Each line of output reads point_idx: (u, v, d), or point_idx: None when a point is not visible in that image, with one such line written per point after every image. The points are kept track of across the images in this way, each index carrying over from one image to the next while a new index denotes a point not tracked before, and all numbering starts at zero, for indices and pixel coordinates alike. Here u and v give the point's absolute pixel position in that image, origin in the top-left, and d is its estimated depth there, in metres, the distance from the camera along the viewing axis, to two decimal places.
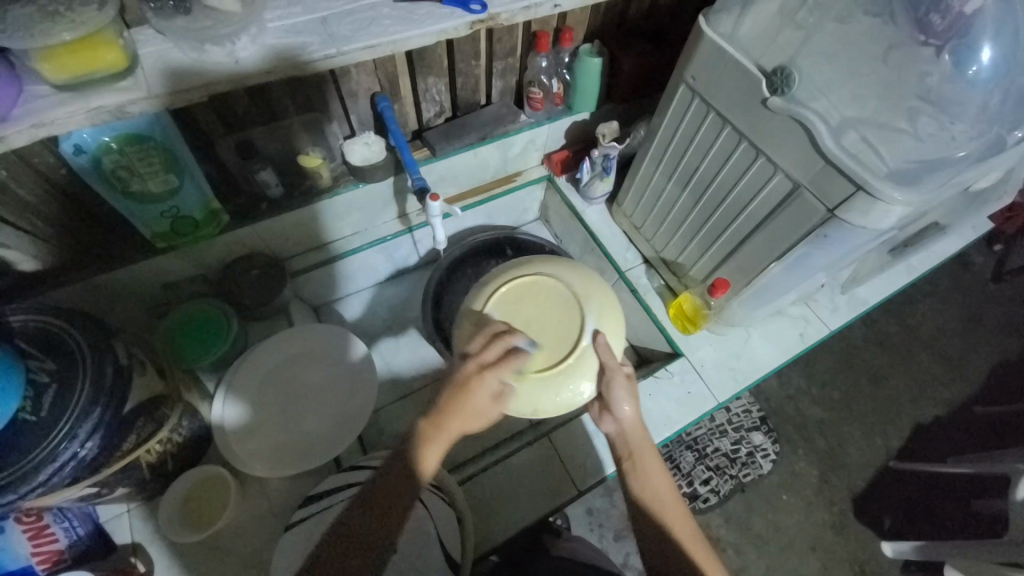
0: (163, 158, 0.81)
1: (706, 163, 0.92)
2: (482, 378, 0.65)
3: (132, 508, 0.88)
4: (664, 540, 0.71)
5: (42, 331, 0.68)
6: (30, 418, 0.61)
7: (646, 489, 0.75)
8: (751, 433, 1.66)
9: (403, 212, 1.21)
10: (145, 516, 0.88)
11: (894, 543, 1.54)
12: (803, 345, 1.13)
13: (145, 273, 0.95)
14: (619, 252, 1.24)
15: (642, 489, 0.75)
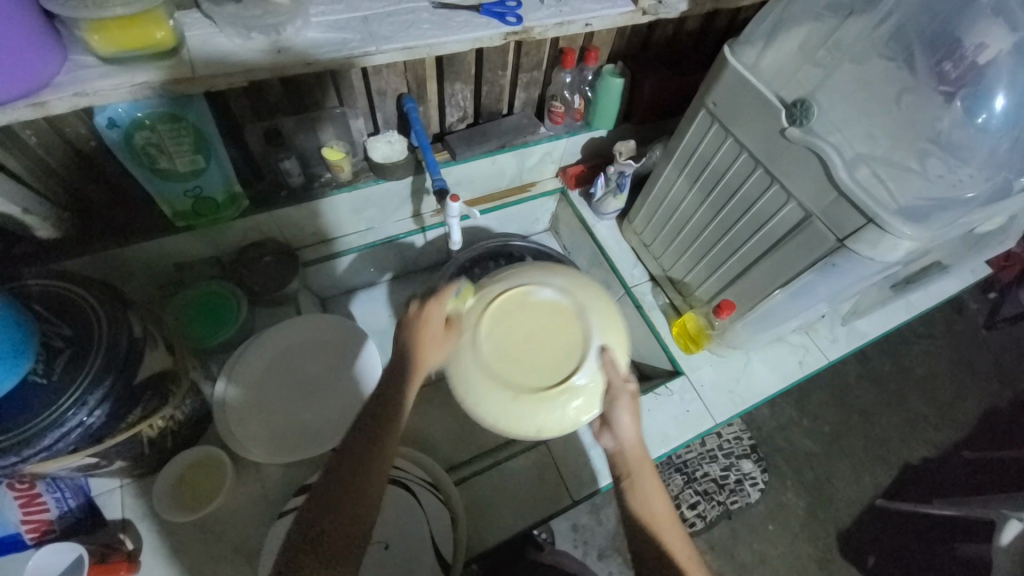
0: (193, 139, 0.83)
1: (716, 190, 0.95)
2: (427, 311, 0.74)
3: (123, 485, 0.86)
4: (655, 555, 0.70)
5: (58, 296, 0.68)
6: (41, 380, 0.61)
7: (642, 505, 0.74)
8: (741, 460, 1.66)
9: (418, 212, 1.23)
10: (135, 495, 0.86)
11: None
12: (802, 372, 1.15)
13: (160, 251, 0.96)
14: (626, 269, 1.26)
15: (638, 505, 0.74)
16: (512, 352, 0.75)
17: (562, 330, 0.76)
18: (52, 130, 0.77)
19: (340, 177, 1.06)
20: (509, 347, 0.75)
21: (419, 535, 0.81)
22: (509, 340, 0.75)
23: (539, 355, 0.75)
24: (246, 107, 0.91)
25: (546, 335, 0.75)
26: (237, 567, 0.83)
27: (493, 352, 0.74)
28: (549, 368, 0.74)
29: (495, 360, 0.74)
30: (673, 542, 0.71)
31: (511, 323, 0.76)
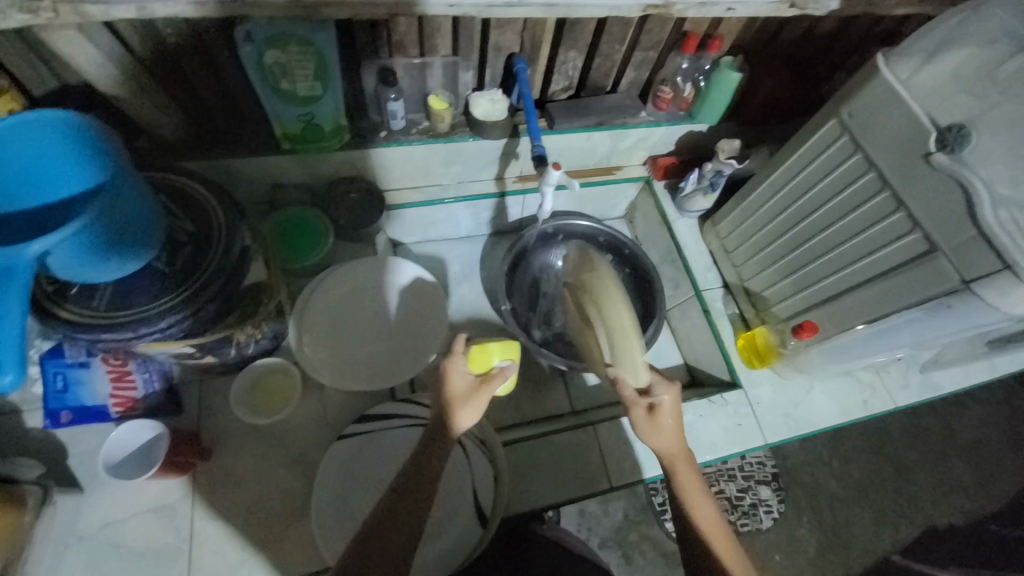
0: (316, 65, 0.85)
1: (828, 207, 0.91)
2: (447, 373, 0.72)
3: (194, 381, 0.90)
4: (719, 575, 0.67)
5: (183, 194, 0.72)
6: (164, 267, 0.67)
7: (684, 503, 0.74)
8: (759, 486, 1.65)
9: (502, 175, 1.22)
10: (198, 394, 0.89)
11: None
12: (864, 412, 1.10)
13: (263, 169, 0.99)
14: (700, 270, 1.22)
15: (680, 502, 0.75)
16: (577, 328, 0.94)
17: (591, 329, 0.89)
18: (189, 31, 0.80)
19: (438, 128, 1.06)
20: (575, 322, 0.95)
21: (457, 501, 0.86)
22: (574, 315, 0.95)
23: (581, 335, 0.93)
24: (368, 43, 0.92)
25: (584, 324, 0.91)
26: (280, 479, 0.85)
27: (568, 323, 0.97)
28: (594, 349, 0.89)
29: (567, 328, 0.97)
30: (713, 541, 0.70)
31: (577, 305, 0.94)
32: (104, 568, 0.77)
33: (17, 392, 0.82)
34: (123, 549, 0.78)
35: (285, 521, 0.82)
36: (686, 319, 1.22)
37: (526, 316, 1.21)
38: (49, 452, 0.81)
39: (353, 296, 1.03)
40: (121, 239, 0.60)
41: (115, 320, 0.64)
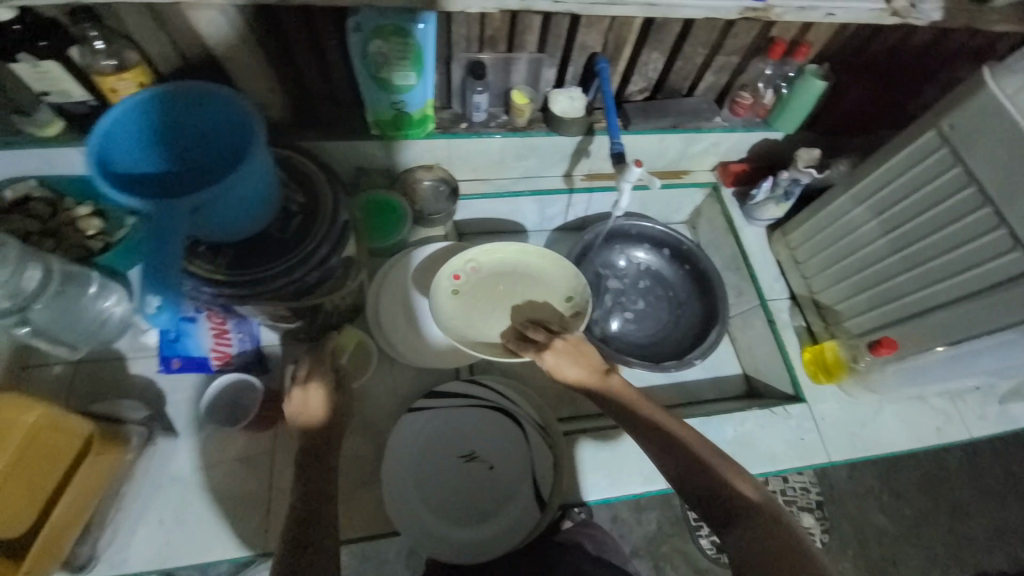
0: (414, 55, 0.89)
1: (918, 223, 0.90)
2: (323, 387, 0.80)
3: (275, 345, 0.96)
4: (704, 476, 0.67)
5: (295, 168, 0.78)
6: (279, 234, 0.72)
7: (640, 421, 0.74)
8: (801, 513, 1.53)
9: (570, 172, 1.24)
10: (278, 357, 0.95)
11: None
12: (936, 440, 1.05)
13: (350, 151, 1.05)
14: (768, 280, 1.19)
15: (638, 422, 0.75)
16: (500, 311, 0.99)
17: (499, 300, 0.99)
18: (305, 20, 0.86)
19: (516, 122, 1.09)
20: (493, 308, 1.00)
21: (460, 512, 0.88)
22: (480, 314, 0.99)
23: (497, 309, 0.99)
24: (462, 37, 0.96)
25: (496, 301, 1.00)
26: (351, 441, 0.91)
27: (479, 329, 0.97)
28: (528, 306, 1.00)
29: (481, 335, 0.96)
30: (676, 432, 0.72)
31: (486, 298, 1.00)
32: (193, 508, 0.83)
33: (127, 341, 0.93)
34: (208, 492, 0.84)
35: (355, 483, 0.87)
36: (748, 328, 1.20)
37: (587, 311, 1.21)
38: (152, 396, 0.89)
39: (419, 277, 1.05)
40: (254, 198, 0.65)
41: (236, 278, 0.70)
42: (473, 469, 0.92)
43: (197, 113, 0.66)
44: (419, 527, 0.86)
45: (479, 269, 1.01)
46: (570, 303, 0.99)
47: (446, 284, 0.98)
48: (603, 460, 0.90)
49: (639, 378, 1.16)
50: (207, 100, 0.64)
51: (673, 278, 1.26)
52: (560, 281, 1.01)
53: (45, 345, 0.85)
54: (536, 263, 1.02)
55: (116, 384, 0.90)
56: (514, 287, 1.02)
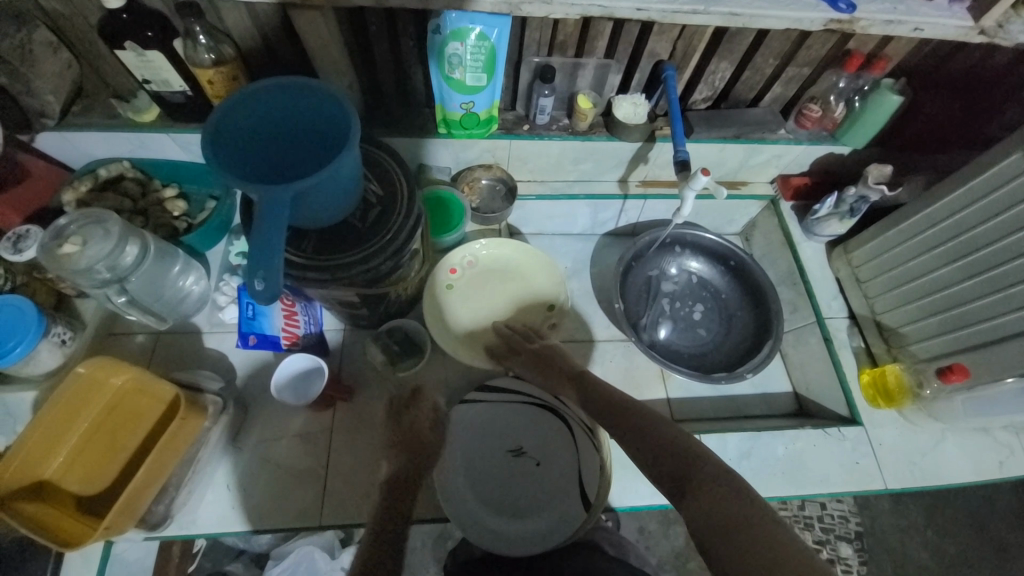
0: (488, 57, 0.91)
1: (997, 246, 0.86)
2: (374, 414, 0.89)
3: (336, 328, 1.00)
4: (639, 433, 0.69)
5: (374, 161, 0.82)
6: (359, 224, 0.76)
7: (595, 393, 0.80)
8: (840, 542, 1.47)
9: (625, 177, 1.25)
10: (340, 341, 0.99)
11: None
12: (999, 475, 1.00)
13: (416, 148, 1.09)
14: (825, 298, 1.16)
15: (589, 395, 0.80)
16: (486, 307, 1.06)
17: (488, 294, 1.07)
18: (386, 21, 0.91)
19: (577, 126, 1.10)
20: (482, 304, 1.07)
21: (506, 507, 0.91)
22: (471, 307, 1.06)
23: (488, 301, 1.07)
24: (534, 41, 0.98)
25: (484, 293, 1.08)
26: None
27: (467, 322, 1.05)
28: (514, 306, 1.07)
29: (469, 328, 1.04)
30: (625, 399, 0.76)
31: (479, 292, 1.08)
32: (257, 478, 0.88)
33: (205, 317, 0.99)
34: (269, 464, 0.89)
35: None
36: (801, 345, 1.17)
37: (635, 316, 1.21)
38: (224, 370, 0.95)
39: (463, 275, 1.08)
40: (347, 188, 0.69)
41: (318, 264, 0.73)
42: (521, 464, 0.94)
43: (299, 107, 0.70)
44: (466, 515, 0.88)
45: (474, 265, 1.09)
46: (552, 310, 1.07)
47: (442, 278, 1.06)
48: None
49: (685, 389, 1.15)
50: (311, 97, 0.69)
51: (725, 290, 1.24)
52: (551, 283, 1.09)
53: (136, 315, 0.90)
54: (529, 262, 1.10)
55: (192, 356, 0.96)
56: (504, 285, 1.09)
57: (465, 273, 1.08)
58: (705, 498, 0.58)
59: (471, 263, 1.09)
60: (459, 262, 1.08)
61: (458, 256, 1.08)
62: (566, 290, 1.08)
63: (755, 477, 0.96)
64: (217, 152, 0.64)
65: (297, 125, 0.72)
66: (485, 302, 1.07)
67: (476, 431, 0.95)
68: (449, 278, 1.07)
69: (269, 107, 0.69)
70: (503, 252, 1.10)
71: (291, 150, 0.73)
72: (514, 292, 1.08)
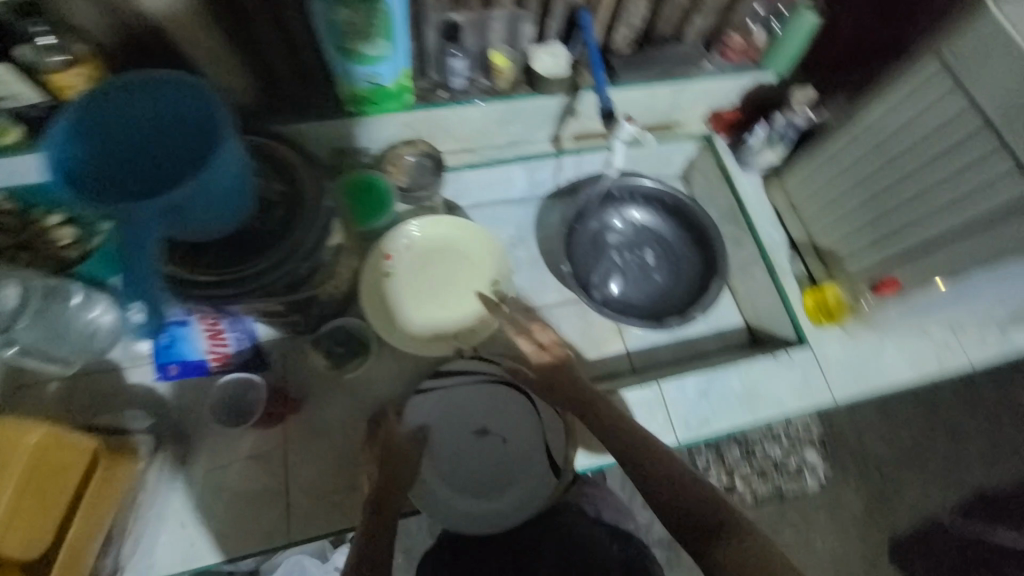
0: (384, 22, 0.83)
1: (918, 157, 0.88)
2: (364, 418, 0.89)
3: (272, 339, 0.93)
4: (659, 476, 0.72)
5: (271, 156, 0.74)
6: (262, 227, 0.70)
7: (609, 424, 0.81)
8: (809, 451, 1.43)
9: (557, 134, 1.20)
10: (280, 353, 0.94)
11: None
12: (937, 371, 1.06)
13: (330, 133, 1.00)
14: (764, 228, 1.16)
15: (601, 424, 0.81)
16: (431, 292, 1.01)
17: (432, 277, 1.02)
18: None
19: (497, 86, 1.05)
20: (424, 291, 1.01)
21: (479, 485, 0.91)
22: (414, 293, 1.00)
23: (432, 284, 1.01)
24: None
25: (428, 276, 1.01)
26: (360, 429, 0.91)
27: (413, 312, 0.99)
28: (460, 287, 1.02)
29: (418, 317, 0.99)
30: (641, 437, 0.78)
31: (420, 276, 1.01)
32: (213, 508, 0.83)
33: (122, 352, 0.91)
34: (223, 491, 0.85)
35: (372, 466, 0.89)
36: (747, 278, 1.19)
37: (585, 276, 1.20)
38: (154, 404, 0.88)
39: (400, 261, 1.01)
40: (233, 194, 0.62)
41: (224, 277, 0.67)
42: (487, 444, 0.93)
43: (176, 104, 0.65)
44: (439, 502, 0.88)
45: (410, 248, 1.02)
46: (495, 287, 1.02)
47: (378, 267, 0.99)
48: None
49: (643, 338, 1.17)
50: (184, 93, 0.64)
51: (671, 235, 1.24)
52: (489, 260, 1.03)
53: (36, 360, 0.83)
54: (466, 238, 1.04)
55: (116, 396, 0.89)
56: (445, 266, 1.02)
57: (402, 259, 1.01)
58: (728, 551, 0.63)
59: (409, 247, 1.02)
60: (395, 247, 1.01)
61: (394, 241, 1.01)
62: (508, 265, 1.03)
63: (715, 413, 0.99)
64: (75, 141, 0.60)
65: (175, 122, 0.66)
66: (430, 287, 1.01)
67: (438, 416, 0.92)
68: (386, 266, 0.99)
69: (140, 104, 0.64)
70: (444, 231, 1.03)
71: (170, 151, 0.66)
72: (459, 271, 1.03)
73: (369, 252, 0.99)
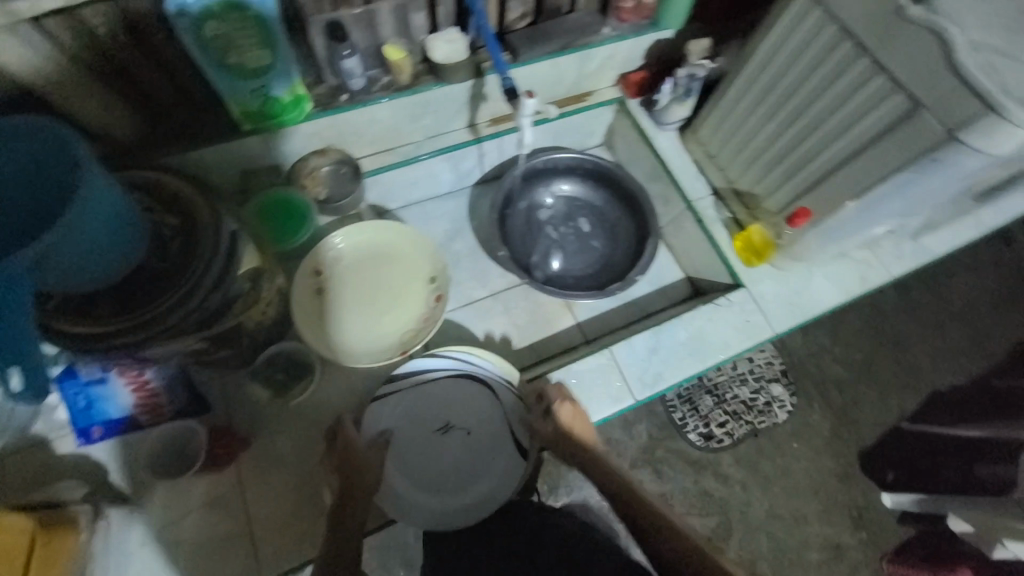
0: (258, 31, 0.80)
1: (805, 89, 0.92)
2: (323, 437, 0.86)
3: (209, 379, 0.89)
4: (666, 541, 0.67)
5: (165, 191, 0.72)
6: (158, 265, 0.67)
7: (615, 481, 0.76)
8: (770, 384, 1.42)
9: (473, 121, 1.18)
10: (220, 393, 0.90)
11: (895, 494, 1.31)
12: (862, 288, 1.13)
13: (231, 155, 0.96)
14: (688, 181, 1.19)
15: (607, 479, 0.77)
16: (370, 301, 0.98)
17: (368, 285, 0.99)
18: None
19: (399, 81, 1.02)
20: (361, 300, 0.98)
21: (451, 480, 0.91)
22: (352, 305, 0.97)
23: (369, 292, 0.99)
24: None
25: (365, 286, 0.99)
26: (318, 453, 0.89)
27: (355, 324, 0.97)
28: (398, 290, 1.00)
29: (360, 329, 0.97)
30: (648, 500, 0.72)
31: (356, 286, 0.99)
32: (177, 561, 0.81)
33: (42, 423, 0.84)
34: (184, 544, 0.82)
35: None
36: (680, 232, 1.22)
37: (525, 258, 1.20)
38: (90, 472, 0.83)
39: (332, 275, 0.98)
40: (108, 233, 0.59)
41: (125, 324, 0.64)
42: (452, 438, 0.93)
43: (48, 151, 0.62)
44: (411, 506, 0.88)
45: (340, 259, 0.99)
46: (434, 283, 0.99)
47: (309, 284, 0.95)
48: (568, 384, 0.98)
49: (592, 308, 1.19)
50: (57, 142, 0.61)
51: (602, 203, 1.25)
52: (422, 257, 1.01)
53: None
54: (396, 240, 1.01)
55: (39, 474, 0.82)
56: (380, 271, 1.00)
57: (335, 272, 0.98)
58: None
59: (339, 259, 0.99)
60: (324, 261, 0.98)
61: (321, 255, 0.97)
62: (442, 258, 1.00)
63: (667, 367, 1.02)
64: None
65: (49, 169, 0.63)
66: (368, 297, 0.98)
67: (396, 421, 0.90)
68: (319, 282, 0.96)
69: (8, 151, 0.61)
70: (373, 236, 1.01)
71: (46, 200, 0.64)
72: (394, 274, 1.00)
73: (297, 270, 0.95)
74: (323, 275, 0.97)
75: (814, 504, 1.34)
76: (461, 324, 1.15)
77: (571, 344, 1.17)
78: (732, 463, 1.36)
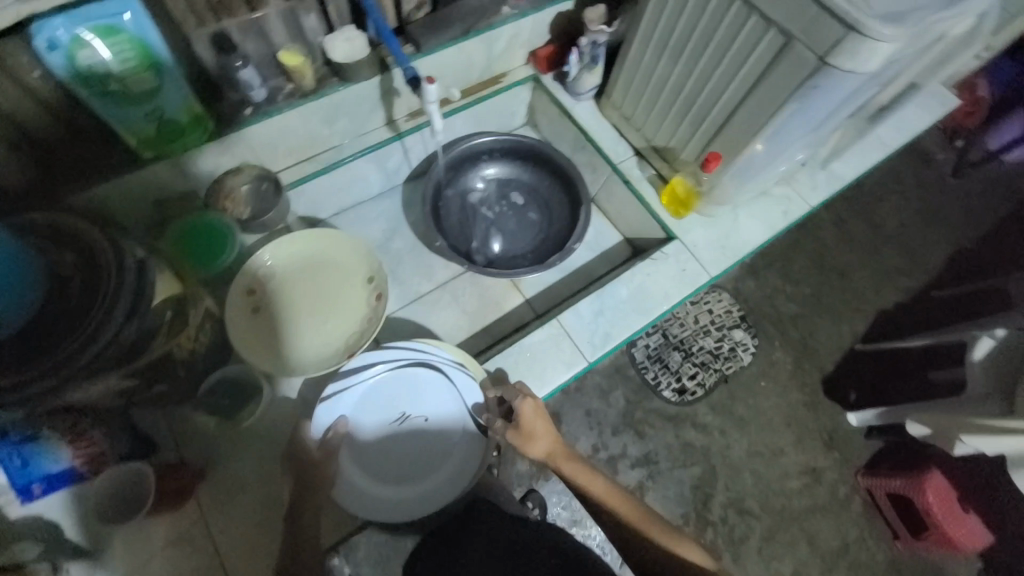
0: (138, 54, 0.75)
1: (695, 39, 0.95)
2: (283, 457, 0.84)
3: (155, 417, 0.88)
4: (644, 547, 0.68)
5: (56, 230, 0.69)
6: (64, 305, 0.65)
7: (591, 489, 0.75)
8: (731, 329, 1.47)
9: (391, 117, 1.16)
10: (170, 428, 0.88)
11: (859, 412, 1.38)
12: (786, 222, 1.19)
13: (139, 187, 0.92)
14: (610, 146, 1.23)
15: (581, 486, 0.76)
16: (310, 310, 0.97)
17: (306, 295, 0.98)
18: None
19: (302, 86, 1.00)
20: (301, 310, 0.97)
21: (422, 469, 0.92)
22: (292, 317, 0.96)
23: (308, 301, 0.98)
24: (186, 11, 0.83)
25: (302, 296, 0.98)
26: (281, 471, 0.89)
27: (298, 335, 0.96)
28: (337, 294, 0.99)
29: (304, 339, 0.96)
30: (622, 508, 0.72)
31: (293, 297, 0.98)
32: None
33: None
34: None
35: None
36: (612, 197, 1.26)
37: (464, 245, 1.22)
38: None
39: (267, 289, 0.97)
40: None
41: (35, 373, 0.62)
42: (414, 429, 0.93)
43: None
44: (378, 501, 0.88)
45: (273, 273, 0.98)
46: (373, 282, 0.99)
47: (243, 302, 0.94)
48: (517, 358, 1.00)
49: (538, 283, 1.22)
50: None
51: (532, 180, 1.27)
52: (356, 258, 1.00)
53: None
54: (328, 246, 1.00)
55: None
56: (316, 279, 0.99)
57: (269, 287, 0.97)
58: None
59: (272, 273, 0.98)
60: (257, 278, 0.97)
61: (252, 271, 0.96)
62: (377, 257, 1.00)
63: (614, 326, 1.05)
64: None
65: None
66: (307, 306, 0.98)
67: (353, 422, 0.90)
68: (255, 298, 0.95)
69: None
70: (303, 245, 1.00)
71: None
72: (331, 279, 1.00)
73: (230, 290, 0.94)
74: (258, 291, 0.96)
75: (786, 434, 1.40)
76: (412, 320, 1.15)
77: (524, 321, 1.19)
78: (707, 411, 1.40)
